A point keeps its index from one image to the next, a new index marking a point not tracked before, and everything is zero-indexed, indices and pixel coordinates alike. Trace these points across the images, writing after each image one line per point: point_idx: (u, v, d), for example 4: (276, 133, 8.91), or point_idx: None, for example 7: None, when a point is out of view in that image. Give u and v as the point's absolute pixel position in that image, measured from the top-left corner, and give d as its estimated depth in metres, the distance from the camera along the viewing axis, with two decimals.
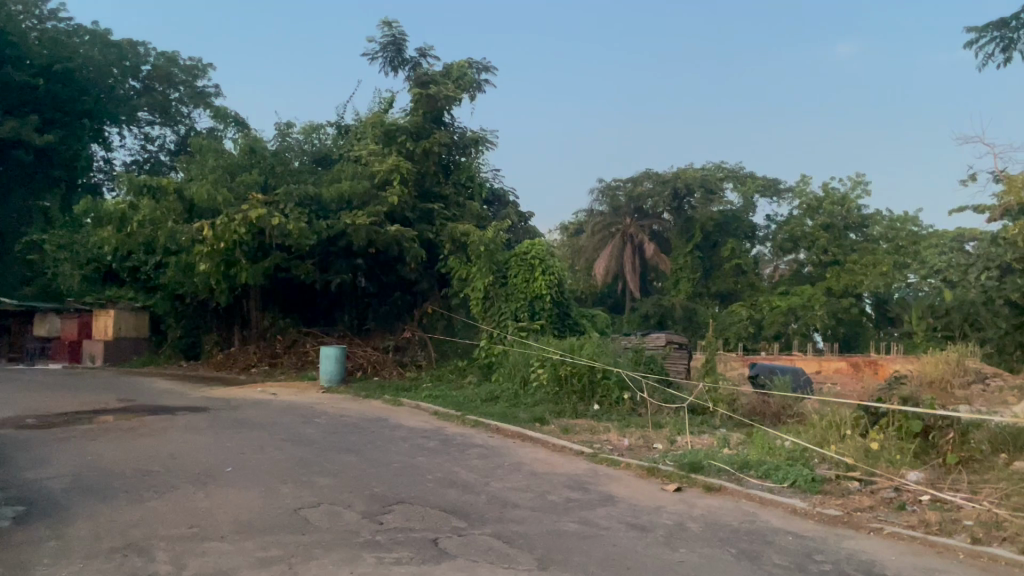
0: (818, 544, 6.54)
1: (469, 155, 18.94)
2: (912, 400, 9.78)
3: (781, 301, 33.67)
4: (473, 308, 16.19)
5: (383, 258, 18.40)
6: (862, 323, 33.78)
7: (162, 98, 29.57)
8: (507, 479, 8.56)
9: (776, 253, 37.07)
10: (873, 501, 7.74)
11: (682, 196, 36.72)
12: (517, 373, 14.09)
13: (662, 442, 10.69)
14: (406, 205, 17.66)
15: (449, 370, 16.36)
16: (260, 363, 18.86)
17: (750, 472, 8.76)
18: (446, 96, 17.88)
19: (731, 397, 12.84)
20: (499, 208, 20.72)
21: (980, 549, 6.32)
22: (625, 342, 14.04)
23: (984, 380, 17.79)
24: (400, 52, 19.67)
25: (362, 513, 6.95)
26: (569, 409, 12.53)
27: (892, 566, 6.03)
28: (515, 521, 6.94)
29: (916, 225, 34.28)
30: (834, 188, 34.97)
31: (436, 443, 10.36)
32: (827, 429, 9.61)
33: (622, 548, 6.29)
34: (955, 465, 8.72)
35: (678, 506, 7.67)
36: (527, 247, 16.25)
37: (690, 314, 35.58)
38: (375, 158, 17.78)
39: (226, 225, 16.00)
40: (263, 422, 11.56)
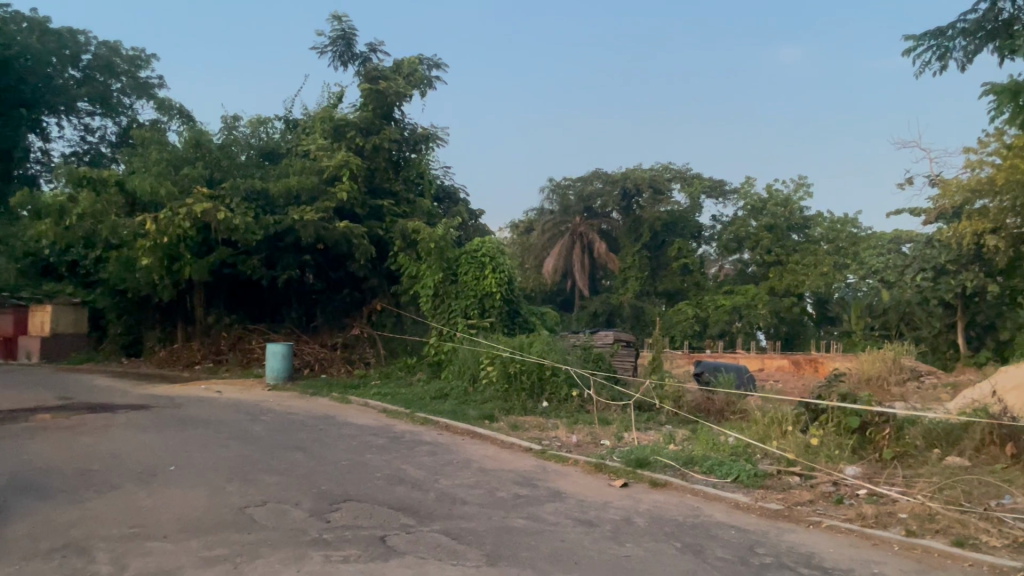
0: (759, 538, 6.69)
1: (419, 151, 18.90)
2: (851, 396, 10.10)
3: (724, 301, 34.07)
4: (423, 305, 16.21)
5: (331, 254, 18.26)
6: (804, 322, 34.60)
7: (103, 88, 28.62)
8: (456, 476, 8.57)
9: (720, 253, 37.63)
10: (813, 495, 7.95)
11: (631, 196, 37.08)
12: (467, 370, 14.13)
13: (610, 438, 10.84)
14: (356, 201, 17.52)
15: (397, 368, 16.33)
16: (205, 360, 18.50)
17: (695, 468, 8.92)
18: (396, 91, 17.84)
19: (677, 394, 13.03)
20: (450, 205, 20.66)
21: (915, 541, 6.54)
22: (574, 339, 14.12)
23: (917, 377, 18.48)
24: (349, 46, 19.49)
25: (309, 512, 6.89)
26: (519, 406, 12.62)
27: (831, 558, 6.21)
28: (463, 518, 6.96)
29: (856, 227, 35.35)
30: (778, 190, 35.97)
31: (385, 442, 10.30)
32: (769, 426, 9.83)
33: (570, 543, 6.37)
34: (890, 460, 9.03)
35: (624, 501, 7.77)
36: (477, 245, 16.21)
37: (637, 313, 35.90)
38: (324, 153, 17.55)
39: (169, 219, 15.67)
40: (206, 420, 11.34)
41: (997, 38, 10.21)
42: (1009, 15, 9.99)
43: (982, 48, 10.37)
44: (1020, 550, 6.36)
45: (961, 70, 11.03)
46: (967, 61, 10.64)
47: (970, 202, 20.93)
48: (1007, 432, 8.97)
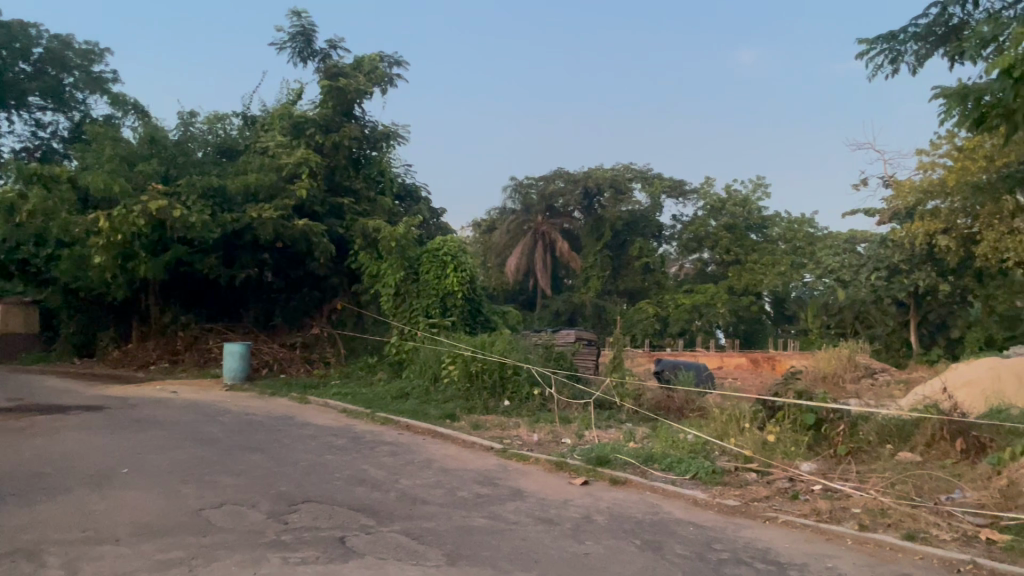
0: (716, 534, 6.77)
1: (380, 149, 18.81)
2: (807, 394, 10.28)
3: (685, 299, 34.29)
4: (384, 304, 16.09)
5: (291, 254, 18.12)
6: (761, 320, 35.19)
7: (55, 82, 27.92)
8: (416, 476, 8.53)
9: (680, 252, 37.91)
10: (769, 491, 8.07)
11: (593, 196, 37.18)
12: (428, 369, 14.08)
13: (571, 437, 10.88)
14: (315, 199, 17.34)
15: (358, 367, 16.22)
16: (160, 360, 18.02)
17: (655, 465, 9.01)
18: (357, 88, 17.74)
19: (638, 391, 13.14)
20: (411, 203, 20.57)
21: (867, 535, 6.67)
22: (536, 338, 14.12)
23: (872, 374, 18.87)
24: (309, 43, 19.28)
25: (266, 513, 6.81)
26: (480, 405, 12.60)
27: (787, 553, 6.30)
28: (423, 519, 6.92)
29: (813, 227, 35.97)
30: (736, 190, 36.35)
31: (345, 442, 10.21)
32: (727, 422, 9.94)
33: (530, 542, 6.37)
34: (844, 456, 9.20)
35: (584, 499, 7.81)
36: (440, 243, 16.17)
37: (599, 311, 36.09)
38: (282, 150, 17.29)
39: (123, 217, 15.34)
40: (163, 421, 11.15)
41: (948, 42, 10.41)
42: (959, 21, 10.19)
43: (933, 52, 10.59)
44: (968, 543, 6.52)
45: (913, 74, 11.25)
46: (918, 65, 10.83)
47: (922, 202, 21.41)
48: (957, 427, 9.18)
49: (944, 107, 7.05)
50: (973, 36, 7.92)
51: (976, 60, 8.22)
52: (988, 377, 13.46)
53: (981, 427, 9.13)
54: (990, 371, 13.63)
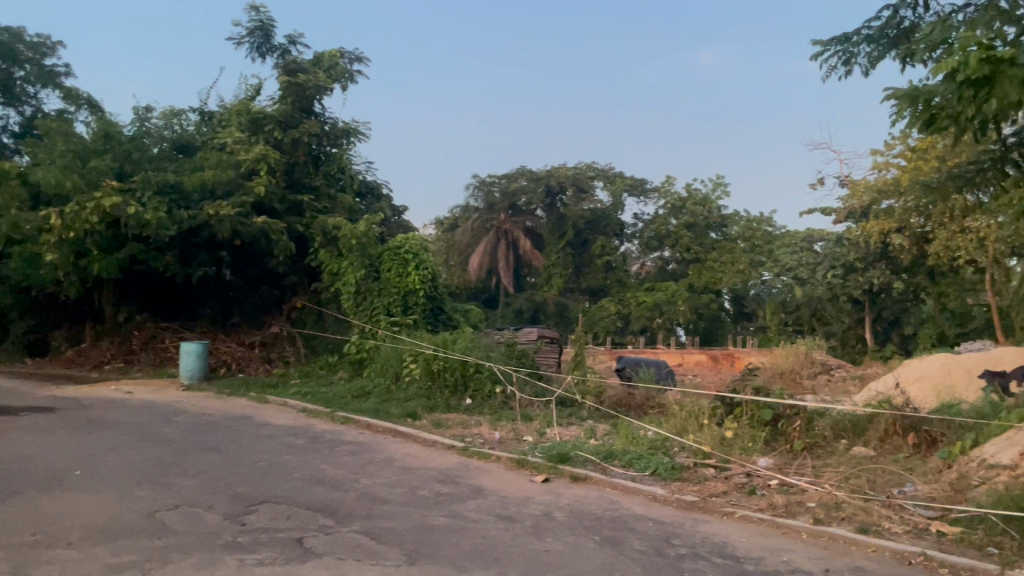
0: (675, 529, 6.83)
1: (340, 146, 18.69)
2: (763, 390, 10.44)
3: (646, 297, 34.46)
4: (344, 302, 15.95)
5: (249, 250, 17.83)
6: (721, 318, 35.71)
7: (5, 76, 27.19)
8: (376, 475, 8.48)
9: (641, 250, 38.10)
10: (726, 487, 8.17)
11: (555, 194, 37.22)
12: (389, 367, 13.99)
13: (532, 435, 10.90)
14: (274, 196, 17.10)
15: (318, 367, 16.09)
16: (113, 360, 17.72)
17: (615, 462, 9.07)
18: (316, 84, 17.61)
19: (599, 388, 13.24)
20: (372, 201, 20.41)
21: (822, 529, 6.78)
22: (498, 337, 14.12)
23: (828, 371, 19.20)
24: (268, 38, 19.03)
25: (223, 514, 6.71)
26: (442, 403, 12.56)
27: (743, 547, 6.38)
28: (383, 518, 6.87)
29: (771, 225, 36.43)
30: (697, 189, 36.60)
31: (304, 442, 10.11)
32: (686, 419, 10.03)
33: (491, 540, 6.37)
34: (801, 451, 9.35)
35: (545, 496, 7.83)
36: (401, 241, 16.07)
37: (561, 309, 36.18)
38: (241, 146, 17.08)
39: (76, 214, 14.99)
40: (116, 422, 10.92)
41: (899, 45, 10.62)
42: (910, 24, 10.40)
43: (885, 55, 10.80)
44: (919, 535, 6.67)
45: (866, 76, 11.44)
46: (871, 67, 11.04)
47: (876, 202, 21.86)
48: (908, 422, 9.43)
49: (895, 107, 6.94)
50: (920, 39, 8.07)
51: (923, 63, 8.36)
52: (939, 372, 13.77)
53: (932, 422, 9.36)
54: (942, 367, 13.94)
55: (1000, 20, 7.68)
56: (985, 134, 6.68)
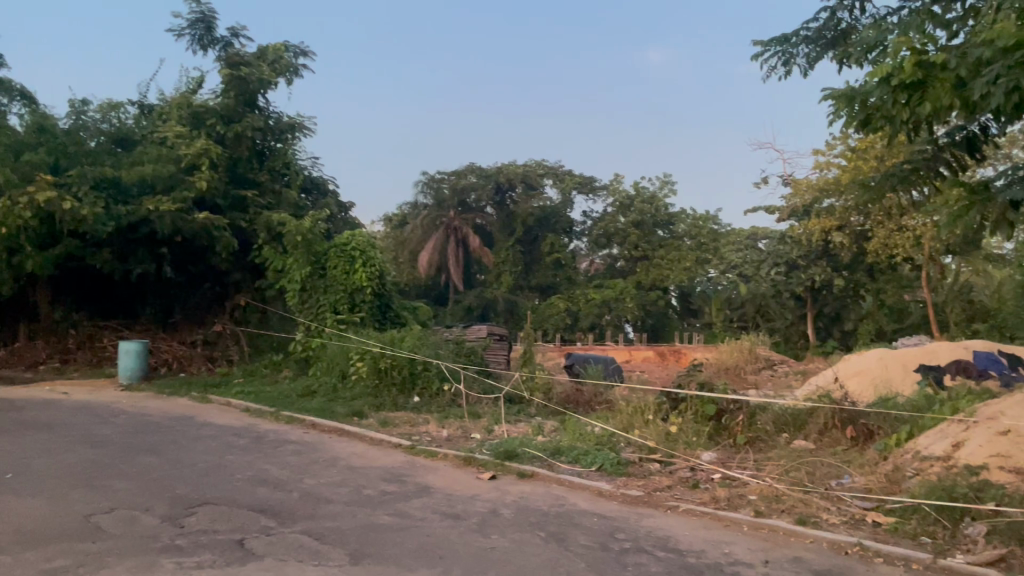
0: (619, 523, 6.88)
1: (285, 141, 18.53)
2: (708, 385, 10.61)
3: (595, 293, 34.74)
4: (289, 300, 15.73)
5: (190, 247, 17.42)
6: (668, 314, 36.25)
7: None
8: (321, 474, 8.37)
9: (590, 248, 38.31)
10: (671, 481, 8.27)
11: (504, 191, 37.30)
12: (335, 366, 13.91)
13: (480, 432, 10.89)
14: (217, 191, 16.73)
15: (263, 366, 15.90)
16: (49, 360, 17.13)
17: (562, 458, 9.11)
18: (259, 78, 17.40)
19: (547, 386, 13.32)
20: (318, 197, 20.15)
21: (763, 520, 6.90)
22: (447, 334, 14.02)
23: (772, 366, 19.60)
24: (209, 30, 18.63)
25: (161, 517, 6.55)
26: (389, 402, 12.47)
27: (686, 540, 6.46)
28: (327, 518, 6.78)
29: (716, 223, 36.91)
30: (644, 187, 36.87)
31: (247, 442, 9.92)
32: (632, 414, 10.12)
33: (436, 538, 6.33)
34: (743, 445, 9.54)
35: (492, 494, 7.81)
36: (347, 238, 15.82)
37: (511, 307, 36.19)
38: (181, 140, 16.51)
39: (8, 210, 14.42)
40: (51, 423, 10.58)
41: (836, 46, 10.86)
42: (847, 26, 10.63)
43: (823, 55, 11.01)
44: (855, 526, 6.83)
45: (806, 76, 11.64)
46: (810, 67, 11.25)
47: (818, 201, 22.37)
48: (847, 415, 9.66)
49: (830, 107, 7.00)
50: (856, 42, 8.23)
51: (860, 66, 8.52)
52: (877, 367, 14.12)
53: (869, 415, 9.60)
54: (879, 361, 14.30)
55: (931, 23, 7.90)
56: (919, 132, 6.76)
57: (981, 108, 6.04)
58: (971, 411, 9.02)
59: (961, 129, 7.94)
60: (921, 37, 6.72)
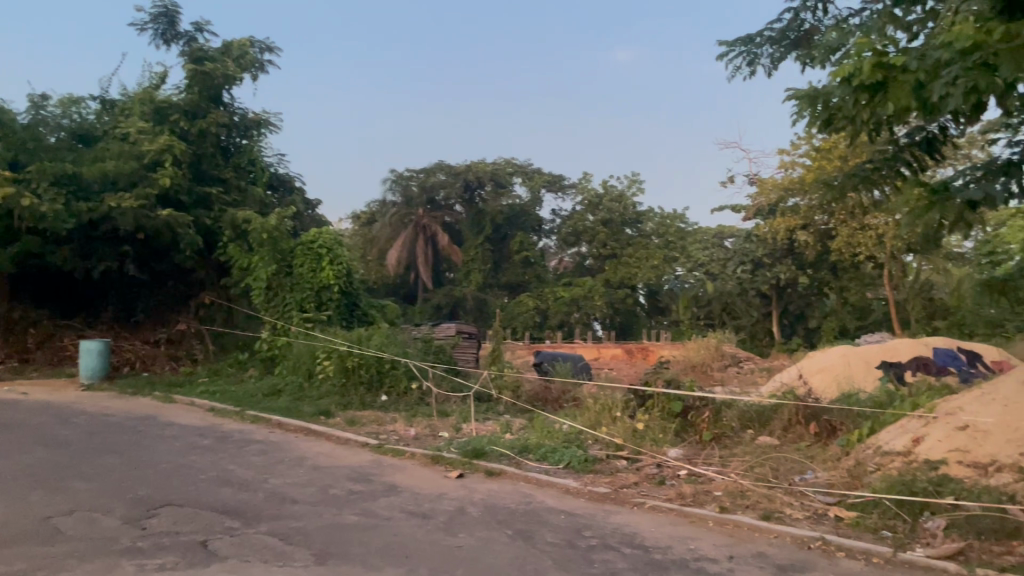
0: (586, 521, 6.91)
1: (251, 137, 18.39)
2: (674, 382, 10.70)
3: (564, 292, 34.85)
4: (255, 298, 15.56)
5: (154, 245, 17.18)
6: (636, 312, 36.50)
7: None
8: (286, 474, 8.29)
9: (559, 246, 38.39)
10: (638, 478, 8.32)
11: (473, 189, 37.23)
12: (302, 365, 13.81)
13: (448, 430, 10.88)
14: (181, 188, 16.47)
15: (228, 365, 15.74)
16: (8, 360, 16.35)
17: (529, 456, 9.13)
18: (224, 73, 17.21)
19: (516, 383, 13.33)
20: (285, 194, 19.98)
21: (728, 516, 6.97)
22: (415, 332, 14.00)
23: (738, 363, 19.81)
24: (173, 24, 18.36)
25: (122, 519, 6.45)
26: (357, 400, 12.40)
27: (652, 537, 6.50)
28: (292, 518, 6.72)
29: (683, 222, 37.19)
30: (612, 186, 37.06)
31: (211, 442, 9.79)
32: (600, 412, 10.16)
33: (403, 537, 6.31)
34: (709, 442, 9.63)
35: (459, 492, 7.80)
36: (314, 235, 15.67)
37: (480, 305, 36.08)
38: (144, 136, 16.24)
39: None
40: (8, 425, 10.35)
41: (799, 46, 10.98)
42: (810, 26, 10.77)
43: (786, 56, 11.13)
44: (818, 520, 6.93)
45: (769, 77, 11.77)
46: (773, 68, 11.37)
47: (783, 199, 22.61)
48: (811, 412, 9.80)
49: (794, 108, 7.08)
50: (819, 45, 8.32)
51: (823, 67, 8.62)
52: (840, 364, 14.34)
53: (832, 411, 9.74)
54: (842, 358, 14.53)
55: (892, 26, 8.00)
56: (881, 133, 6.82)
57: (939, 110, 6.09)
58: (931, 407, 9.20)
59: (920, 130, 8.13)
60: (882, 38, 6.79)
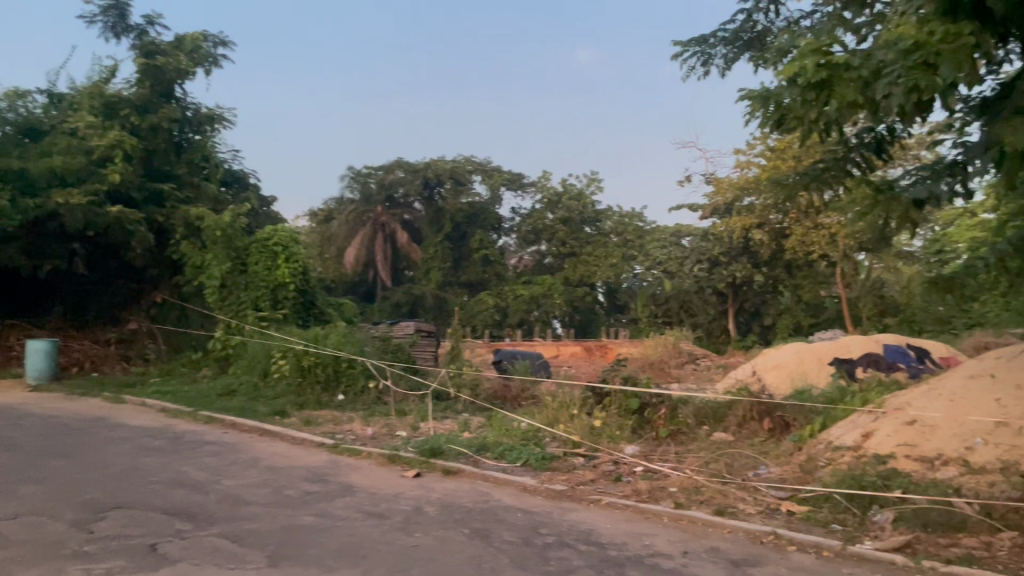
0: (543, 518, 6.92)
1: (204, 133, 18.12)
2: (631, 379, 10.77)
3: (524, 289, 34.91)
4: (208, 296, 15.27)
5: (104, 243, 16.81)
6: (595, 310, 36.76)
7: None
8: (240, 476, 8.17)
9: (519, 244, 38.45)
10: (595, 475, 8.36)
11: (432, 187, 37.09)
12: (256, 364, 13.63)
13: (405, 429, 10.82)
14: (131, 184, 16.11)
15: (180, 365, 15.50)
16: None
17: (487, 454, 9.12)
18: (176, 68, 16.92)
19: (474, 381, 13.31)
20: (239, 190, 19.71)
21: (683, 512, 7.04)
22: (373, 330, 13.91)
23: (694, 360, 20.05)
24: (123, 17, 17.98)
25: (69, 523, 6.29)
26: (313, 400, 12.28)
27: (608, 534, 6.54)
28: (245, 520, 6.62)
29: (642, 220, 37.54)
30: (572, 184, 37.26)
31: (162, 443, 9.62)
32: (558, 409, 10.09)
33: (358, 537, 6.26)
34: (665, 438, 9.73)
35: (416, 491, 7.77)
36: (269, 233, 15.49)
37: (439, 303, 35.98)
38: (93, 131, 15.85)
39: None
40: None
41: (752, 48, 11.12)
42: (762, 28, 10.93)
43: (739, 57, 11.26)
44: (770, 515, 7.03)
45: (723, 77, 11.89)
46: (726, 69, 11.51)
47: (738, 198, 22.91)
48: (764, 408, 9.94)
49: (747, 108, 7.09)
50: (772, 46, 8.03)
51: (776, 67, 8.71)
52: (793, 360, 14.60)
53: (785, 407, 9.90)
54: (795, 355, 14.79)
55: (841, 28, 8.15)
56: (831, 133, 6.88)
57: (882, 109, 6.16)
58: (879, 402, 9.41)
59: (869, 132, 8.28)
60: (829, 37, 6.88)
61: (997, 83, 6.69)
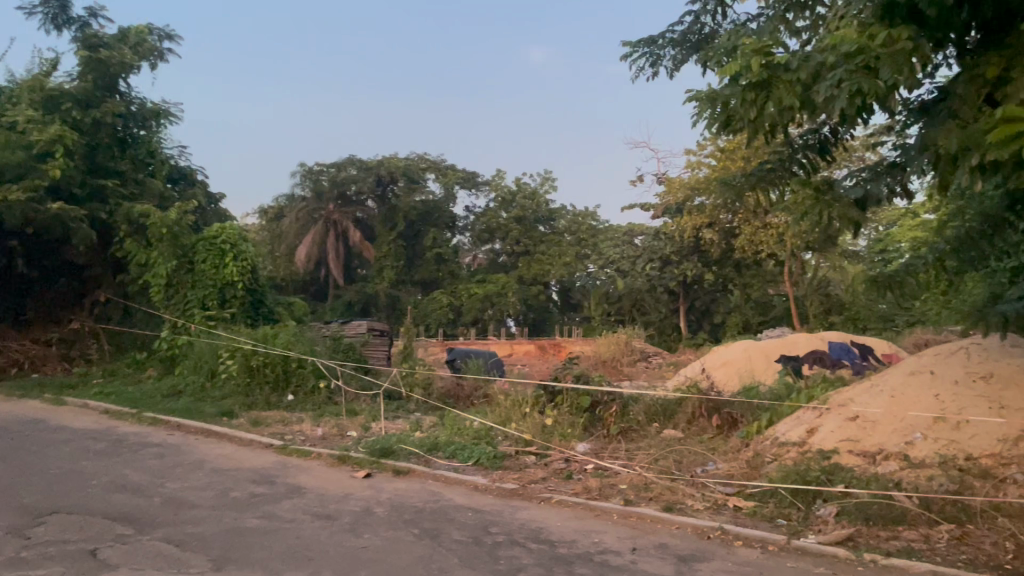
0: (493, 517, 6.91)
1: (149, 128, 17.76)
2: (584, 377, 10.83)
3: (478, 288, 34.83)
4: (154, 296, 14.96)
5: (44, 240, 16.19)
6: (549, 309, 36.98)
7: None
8: (185, 478, 8.00)
9: (472, 243, 38.43)
10: (546, 473, 8.38)
11: (385, 184, 36.79)
12: (203, 364, 13.35)
13: (356, 429, 10.72)
14: (72, 180, 15.63)
15: (124, 365, 15.17)
16: None
17: (438, 454, 9.07)
18: (121, 62, 16.51)
19: (427, 381, 13.23)
20: (186, 187, 19.35)
21: (631, 509, 7.10)
22: (324, 330, 13.75)
23: (646, 358, 20.25)
24: (65, 9, 17.49)
25: (4, 529, 6.09)
26: (261, 400, 12.10)
27: (558, 531, 6.55)
28: (190, 523, 6.49)
29: (595, 220, 37.84)
30: (526, 183, 37.41)
31: (105, 445, 9.37)
32: (510, 408, 10.15)
33: (306, 539, 6.18)
34: (615, 436, 9.81)
35: (366, 492, 7.70)
36: (217, 230, 15.22)
37: (393, 301, 35.81)
38: (33, 125, 15.25)
39: None
40: None
41: (699, 50, 11.25)
42: (710, 30, 11.05)
43: (687, 58, 11.40)
44: (717, 510, 7.13)
45: (672, 77, 12.00)
46: (675, 70, 11.62)
47: (689, 198, 23.14)
48: (713, 404, 10.07)
49: (694, 110, 7.12)
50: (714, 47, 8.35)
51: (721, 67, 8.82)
52: (741, 358, 14.81)
53: (733, 404, 10.04)
54: (744, 353, 15.00)
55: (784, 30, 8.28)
56: (775, 135, 6.96)
57: (826, 110, 6.24)
58: (824, 399, 9.59)
59: (813, 133, 8.45)
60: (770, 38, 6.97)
61: (934, 87, 6.90)
